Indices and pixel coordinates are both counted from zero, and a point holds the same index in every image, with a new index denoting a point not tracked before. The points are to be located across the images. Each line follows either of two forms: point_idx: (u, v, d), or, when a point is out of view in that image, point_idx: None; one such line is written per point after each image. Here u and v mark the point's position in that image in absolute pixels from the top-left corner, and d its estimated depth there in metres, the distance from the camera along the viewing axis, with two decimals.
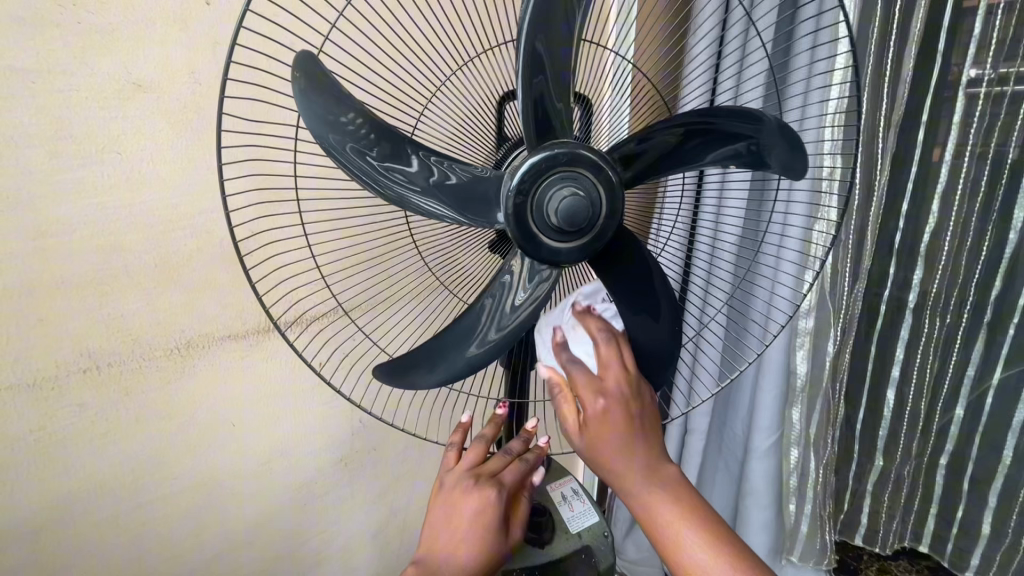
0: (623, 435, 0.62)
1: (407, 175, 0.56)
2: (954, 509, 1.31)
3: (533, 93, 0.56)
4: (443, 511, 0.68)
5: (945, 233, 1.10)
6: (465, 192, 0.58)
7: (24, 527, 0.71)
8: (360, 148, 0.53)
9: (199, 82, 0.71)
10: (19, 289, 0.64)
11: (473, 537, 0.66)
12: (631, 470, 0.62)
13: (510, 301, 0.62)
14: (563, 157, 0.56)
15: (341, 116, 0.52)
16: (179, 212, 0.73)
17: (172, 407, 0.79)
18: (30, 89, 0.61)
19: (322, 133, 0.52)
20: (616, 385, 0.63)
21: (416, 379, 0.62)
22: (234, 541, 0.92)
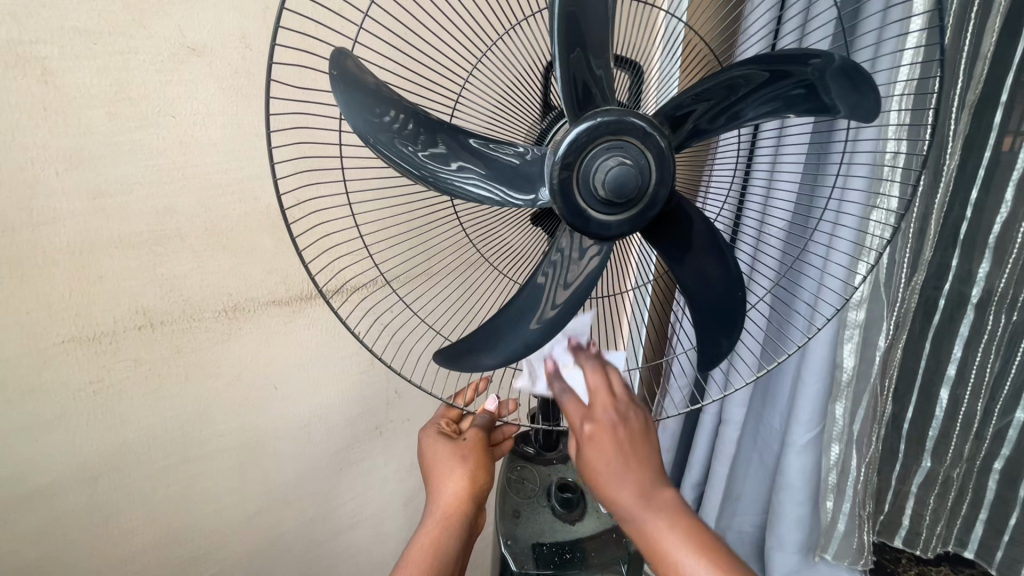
0: (615, 461, 0.59)
1: (452, 160, 0.55)
2: (1006, 515, 1.24)
3: (571, 62, 0.53)
4: (453, 454, 0.74)
5: (1019, 224, 1.01)
6: (510, 175, 0.57)
7: (81, 472, 0.75)
8: (406, 142, 0.53)
9: (247, 47, 0.71)
10: (80, 247, 0.67)
11: (470, 471, 0.73)
12: (622, 498, 0.60)
13: (564, 278, 0.61)
14: (606, 124, 0.54)
15: (384, 115, 0.51)
16: (227, 176, 0.74)
17: (217, 368, 0.81)
18: (91, 50, 0.62)
19: (369, 135, 0.51)
20: (605, 411, 0.61)
21: (479, 361, 0.60)
22: (273, 501, 0.95)
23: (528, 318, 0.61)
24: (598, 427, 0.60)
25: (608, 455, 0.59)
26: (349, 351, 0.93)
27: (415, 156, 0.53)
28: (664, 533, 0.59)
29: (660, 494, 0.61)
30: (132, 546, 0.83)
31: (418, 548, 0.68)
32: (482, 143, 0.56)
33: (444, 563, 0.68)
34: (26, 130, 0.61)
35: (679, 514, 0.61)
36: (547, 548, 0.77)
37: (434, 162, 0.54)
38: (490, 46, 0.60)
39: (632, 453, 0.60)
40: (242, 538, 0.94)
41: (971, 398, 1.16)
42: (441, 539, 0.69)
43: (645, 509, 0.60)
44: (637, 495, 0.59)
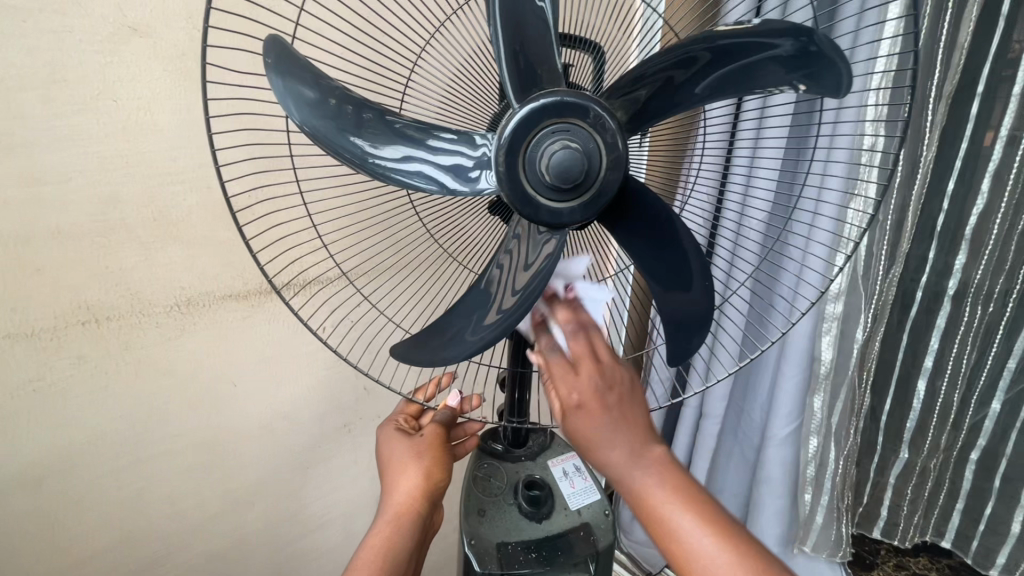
0: (608, 426, 0.55)
1: (393, 146, 0.53)
2: (982, 505, 1.25)
3: (514, 41, 0.51)
4: (403, 456, 0.73)
5: (995, 215, 1.00)
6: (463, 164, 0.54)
7: (26, 475, 0.72)
8: (343, 127, 0.51)
9: (195, 27, 0.68)
10: (16, 237, 0.63)
11: (420, 474, 0.71)
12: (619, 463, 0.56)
13: (511, 284, 0.57)
14: (552, 107, 0.52)
15: (319, 98, 0.50)
16: (176, 165, 0.71)
17: (171, 365, 0.78)
18: (20, 28, 0.58)
19: (303, 119, 0.49)
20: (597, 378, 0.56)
21: (428, 358, 0.58)
22: (236, 501, 0.92)
23: (472, 323, 0.58)
24: (588, 382, 0.55)
25: (601, 417, 0.55)
26: (313, 347, 0.90)
27: (361, 151, 0.52)
28: (660, 502, 0.56)
29: (653, 451, 0.58)
30: (84, 550, 0.80)
31: (370, 547, 0.66)
32: (433, 133, 0.54)
33: (396, 561, 0.66)
34: None
35: (675, 482, 0.57)
36: (512, 548, 0.75)
37: (379, 154, 0.52)
38: (434, 28, 0.58)
39: (623, 412, 0.57)
40: (204, 540, 0.92)
41: (947, 390, 1.16)
42: (393, 536, 0.67)
43: (639, 469, 0.56)
44: (629, 456, 0.56)
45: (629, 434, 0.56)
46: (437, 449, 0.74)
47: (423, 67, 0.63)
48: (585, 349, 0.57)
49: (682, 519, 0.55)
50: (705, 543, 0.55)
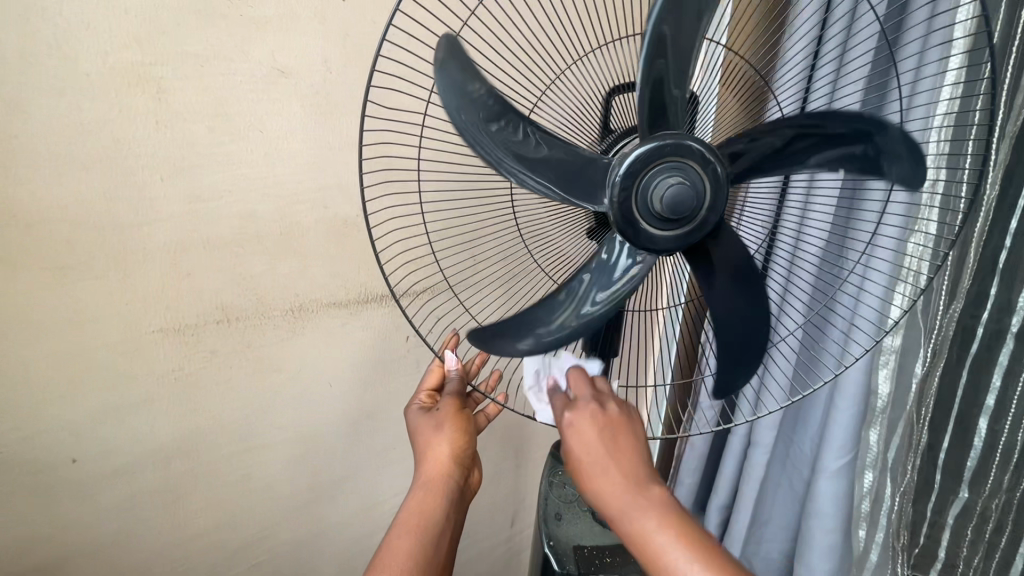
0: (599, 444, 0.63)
1: (528, 150, 0.58)
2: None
3: (649, 82, 0.58)
4: (426, 434, 0.74)
5: None
6: (573, 173, 0.60)
7: (155, 453, 0.81)
8: (491, 124, 0.56)
9: (330, 70, 0.78)
10: (177, 246, 0.74)
11: (449, 449, 0.73)
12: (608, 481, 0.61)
13: (603, 281, 0.65)
14: (662, 154, 0.59)
15: (479, 94, 0.55)
16: (304, 187, 0.81)
17: (280, 363, 0.87)
18: (198, 71, 0.69)
19: (456, 110, 0.55)
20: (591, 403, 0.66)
21: (506, 345, 0.64)
22: (318, 495, 1.00)
23: (567, 310, 0.65)
24: (577, 413, 0.65)
25: (586, 442, 0.63)
26: (401, 353, 0.98)
27: (485, 133, 0.56)
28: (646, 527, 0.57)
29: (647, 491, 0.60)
30: (194, 529, 0.88)
31: (408, 513, 0.67)
32: (542, 136, 0.58)
33: (433, 529, 0.67)
34: (138, 140, 0.68)
35: (666, 514, 0.58)
36: (588, 551, 0.80)
37: (513, 153, 0.58)
38: (582, 53, 0.69)
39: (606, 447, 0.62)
40: (288, 530, 0.99)
41: (1012, 433, 1.03)
42: (426, 505, 0.68)
43: (632, 504, 0.59)
44: (612, 483, 0.60)
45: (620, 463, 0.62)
46: (464, 419, 0.75)
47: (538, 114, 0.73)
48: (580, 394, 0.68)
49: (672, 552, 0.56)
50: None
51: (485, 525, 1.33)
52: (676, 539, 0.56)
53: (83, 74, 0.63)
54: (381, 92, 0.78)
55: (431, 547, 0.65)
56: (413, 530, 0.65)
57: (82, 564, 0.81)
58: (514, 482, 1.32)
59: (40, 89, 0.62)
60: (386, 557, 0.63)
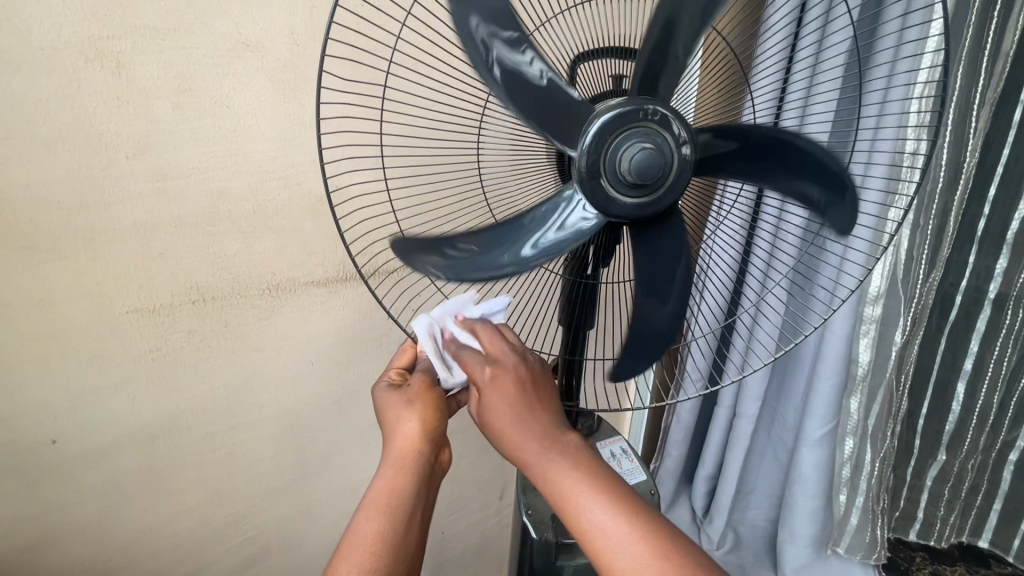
0: (514, 396, 0.62)
1: (513, 60, 0.56)
2: (1016, 529, 1.21)
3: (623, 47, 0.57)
4: (393, 412, 0.72)
5: (1016, 215, 0.99)
6: (560, 108, 0.58)
7: (137, 433, 0.81)
8: (486, 20, 0.54)
9: (295, 43, 0.76)
10: (146, 226, 0.73)
11: (415, 427, 0.70)
12: (523, 435, 0.60)
13: (572, 248, 0.63)
14: (648, 114, 0.58)
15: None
16: (274, 164, 0.79)
17: (261, 342, 0.87)
18: (158, 45, 0.67)
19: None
20: (506, 353, 0.64)
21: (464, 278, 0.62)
22: (307, 470, 1.01)
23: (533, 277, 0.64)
24: (499, 368, 0.63)
25: (510, 396, 0.62)
26: (383, 330, 0.98)
27: (468, 23, 0.53)
28: (560, 473, 0.58)
29: (563, 437, 0.61)
30: (182, 507, 0.90)
31: (377, 492, 0.67)
32: (546, 69, 0.56)
33: (401, 508, 0.66)
34: (101, 118, 0.67)
35: (578, 459, 0.60)
36: (565, 518, 0.83)
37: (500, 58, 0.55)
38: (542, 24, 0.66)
39: (532, 398, 0.63)
40: (278, 507, 1.01)
41: (988, 395, 1.12)
42: (395, 486, 0.67)
43: (541, 450, 0.60)
44: (542, 440, 0.60)
45: (534, 409, 0.62)
46: (430, 394, 0.73)
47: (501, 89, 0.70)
48: (500, 351, 0.65)
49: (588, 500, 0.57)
50: (600, 515, 0.56)
51: (474, 498, 1.35)
52: (596, 483, 0.58)
53: (38, 49, 0.62)
54: (348, 64, 0.77)
55: (399, 526, 0.64)
56: (381, 509, 0.65)
57: (71, 542, 0.82)
58: (503, 455, 1.34)
59: None
60: (353, 535, 0.63)
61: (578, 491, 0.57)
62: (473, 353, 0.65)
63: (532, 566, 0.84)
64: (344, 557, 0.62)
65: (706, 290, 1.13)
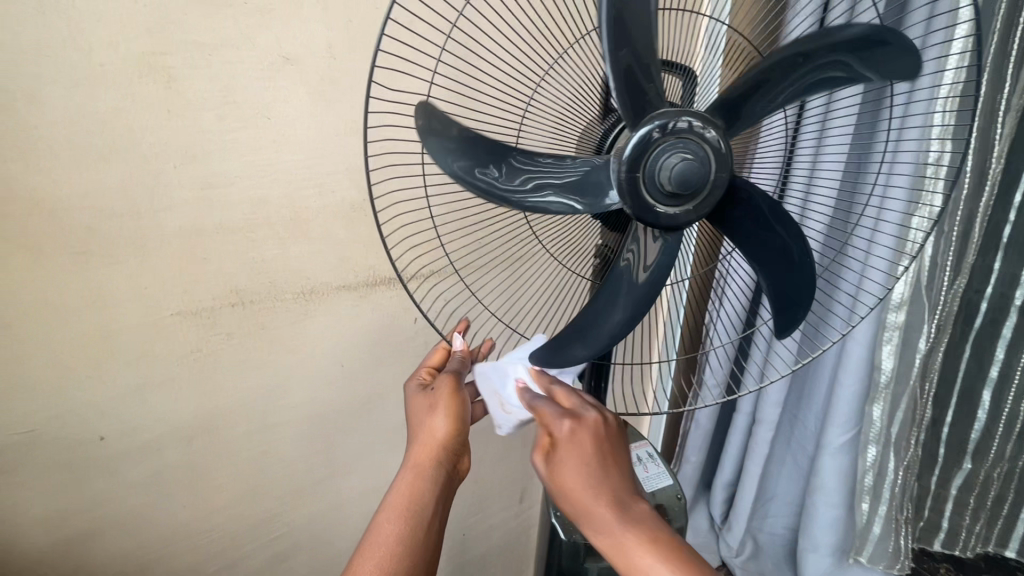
0: (589, 457, 0.64)
1: (509, 175, 0.63)
2: None
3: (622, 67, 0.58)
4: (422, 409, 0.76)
5: None
6: (578, 182, 0.64)
7: (176, 430, 0.84)
8: (478, 166, 0.62)
9: (334, 56, 0.79)
10: (190, 231, 0.76)
11: (442, 424, 0.74)
12: (594, 501, 0.63)
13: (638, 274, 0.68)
14: (689, 125, 0.60)
15: (455, 137, 0.60)
16: (311, 173, 0.82)
17: (293, 345, 0.90)
18: (207, 59, 0.71)
19: (448, 165, 0.61)
20: (585, 414, 0.67)
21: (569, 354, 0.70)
22: (335, 470, 1.04)
23: (613, 309, 0.69)
24: (578, 426, 0.65)
25: (585, 456, 0.64)
26: (411, 334, 1.01)
27: (472, 173, 0.62)
28: (631, 542, 0.61)
29: (636, 511, 0.63)
30: (216, 504, 0.92)
31: (397, 495, 0.69)
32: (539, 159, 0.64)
33: (423, 512, 0.69)
34: (151, 129, 0.70)
35: (654, 534, 0.62)
36: None
37: (509, 184, 0.63)
38: (571, 43, 0.67)
39: (608, 462, 0.65)
40: (307, 505, 1.03)
41: (1016, 403, 1.11)
42: (416, 488, 0.70)
43: (611, 515, 0.62)
44: (611, 503, 0.63)
45: (611, 469, 0.65)
46: (455, 395, 0.75)
47: (536, 104, 0.72)
48: (575, 406, 0.69)
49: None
50: None
51: (496, 501, 1.37)
52: (663, 552, 0.60)
53: (97, 64, 0.65)
54: (383, 75, 0.79)
55: (419, 529, 0.67)
56: (402, 514, 0.68)
57: (114, 535, 0.85)
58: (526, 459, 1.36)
59: (55, 79, 0.64)
60: (374, 539, 0.66)
61: (647, 561, 0.60)
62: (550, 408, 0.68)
63: (561, 565, 0.86)
64: (362, 556, 0.65)
65: (725, 299, 1.13)
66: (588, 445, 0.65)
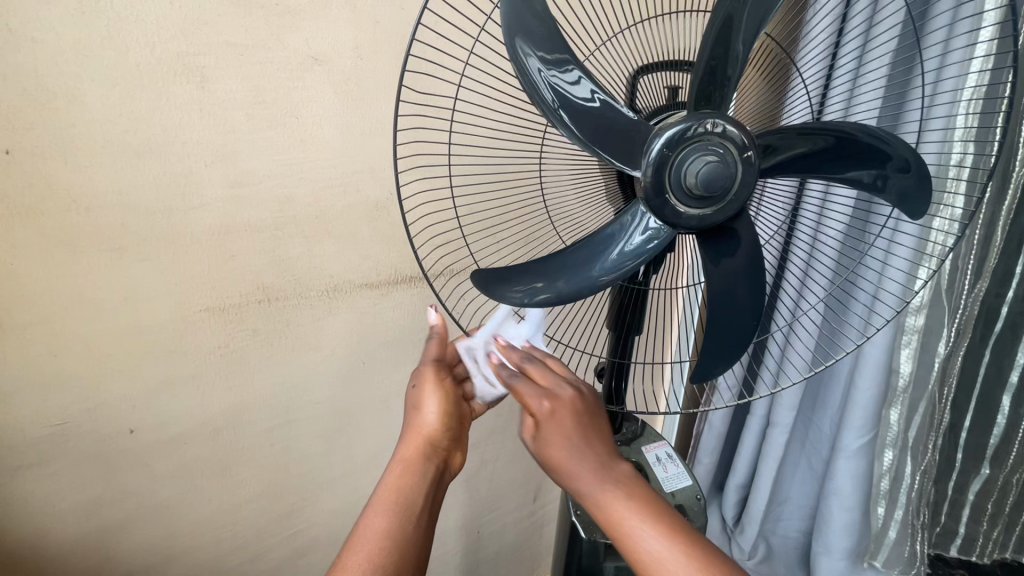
0: (571, 428, 0.67)
1: (564, 85, 0.59)
2: None
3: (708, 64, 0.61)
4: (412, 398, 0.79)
5: None
6: (615, 131, 0.61)
7: (202, 425, 0.85)
8: (541, 58, 0.58)
9: (360, 57, 0.80)
10: (219, 229, 0.77)
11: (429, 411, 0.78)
12: (579, 467, 0.66)
13: (620, 245, 0.66)
14: (731, 133, 0.61)
15: (535, 24, 0.57)
16: (336, 172, 0.83)
17: (316, 342, 0.91)
18: (238, 60, 0.72)
19: (512, 35, 0.57)
20: (565, 389, 0.69)
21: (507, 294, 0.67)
22: (354, 466, 1.05)
23: (590, 264, 0.66)
24: (557, 402, 0.67)
25: (568, 428, 0.67)
26: (430, 332, 1.02)
27: (529, 59, 0.57)
28: (616, 500, 0.64)
29: (617, 470, 0.67)
30: (238, 497, 0.94)
31: (386, 488, 0.72)
32: (598, 91, 0.60)
33: (410, 505, 0.71)
34: (183, 128, 0.71)
35: (635, 489, 0.66)
36: None
37: (560, 95, 0.59)
38: (598, 47, 0.69)
39: (589, 432, 0.68)
40: (325, 502, 1.04)
41: None
42: (404, 482, 0.72)
43: (598, 478, 0.66)
44: (595, 466, 0.66)
45: (594, 437, 0.68)
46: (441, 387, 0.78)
47: None
48: (552, 382, 0.69)
49: (645, 532, 0.62)
50: (655, 543, 0.61)
51: (510, 499, 1.37)
52: (643, 505, 0.64)
53: (134, 65, 0.66)
54: (410, 76, 0.80)
55: (404, 525, 0.68)
56: (389, 508, 0.69)
57: (139, 526, 0.87)
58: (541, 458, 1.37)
59: (94, 80, 0.65)
60: (360, 533, 0.67)
61: (628, 515, 0.63)
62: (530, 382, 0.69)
63: (580, 563, 0.87)
64: (350, 552, 0.65)
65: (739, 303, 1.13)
66: (570, 418, 0.67)
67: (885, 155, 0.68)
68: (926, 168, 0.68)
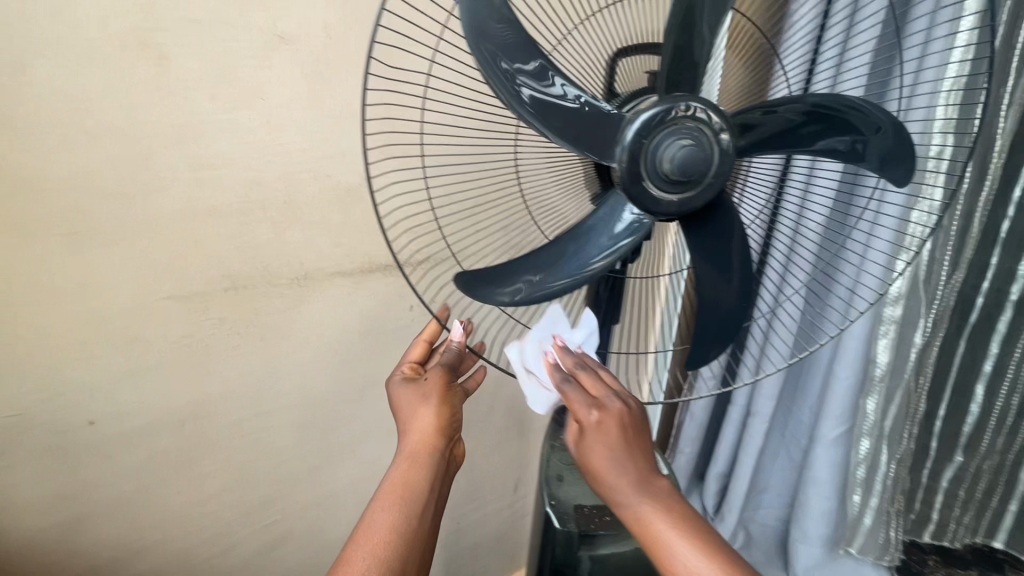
0: (617, 442, 0.64)
1: (530, 78, 0.58)
2: None
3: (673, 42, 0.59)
4: (411, 401, 0.75)
5: None
6: (588, 124, 0.60)
7: (168, 416, 0.83)
8: (504, 53, 0.56)
9: (329, 36, 0.77)
10: (181, 213, 0.75)
11: (432, 416, 0.74)
12: (624, 482, 0.63)
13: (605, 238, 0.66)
14: (707, 116, 0.59)
15: (494, 17, 0.55)
16: (306, 156, 0.81)
17: (286, 331, 0.89)
18: (197, 36, 0.69)
19: (471, 30, 0.55)
20: (611, 400, 0.65)
21: (488, 294, 0.65)
22: (328, 457, 1.03)
23: (578, 263, 0.67)
24: (606, 415, 0.64)
25: (614, 442, 0.64)
26: (406, 322, 1.00)
27: (493, 59, 0.56)
28: (654, 517, 0.62)
29: (656, 485, 0.65)
30: (208, 489, 0.92)
31: (391, 484, 0.69)
32: (568, 85, 0.59)
33: (416, 500, 0.68)
34: (140, 107, 0.68)
35: (673, 505, 0.64)
36: (587, 510, 0.84)
37: (527, 88, 0.58)
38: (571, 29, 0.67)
39: (635, 448, 0.65)
40: (299, 493, 1.03)
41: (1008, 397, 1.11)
42: (412, 476, 0.70)
43: (638, 494, 0.63)
44: (635, 480, 0.64)
45: (637, 452, 0.65)
46: (446, 387, 0.76)
47: None
48: (603, 394, 0.66)
49: (682, 549, 0.61)
50: (689, 558, 0.60)
51: (491, 489, 1.37)
52: (679, 521, 0.62)
53: (85, 39, 0.63)
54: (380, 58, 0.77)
55: (413, 515, 0.67)
56: (397, 500, 0.67)
57: (104, 520, 0.84)
58: (520, 448, 1.36)
59: (42, 54, 0.62)
60: (370, 524, 0.65)
61: (665, 533, 0.62)
62: (584, 396, 0.65)
63: (555, 553, 0.86)
64: (355, 547, 0.63)
65: None
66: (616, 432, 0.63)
67: (860, 117, 0.66)
68: (904, 130, 0.67)
